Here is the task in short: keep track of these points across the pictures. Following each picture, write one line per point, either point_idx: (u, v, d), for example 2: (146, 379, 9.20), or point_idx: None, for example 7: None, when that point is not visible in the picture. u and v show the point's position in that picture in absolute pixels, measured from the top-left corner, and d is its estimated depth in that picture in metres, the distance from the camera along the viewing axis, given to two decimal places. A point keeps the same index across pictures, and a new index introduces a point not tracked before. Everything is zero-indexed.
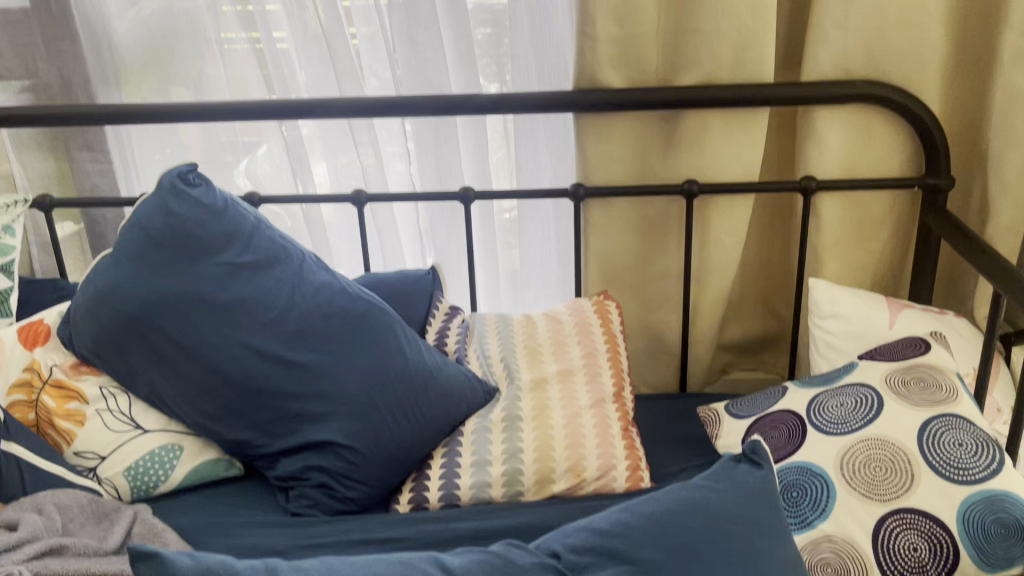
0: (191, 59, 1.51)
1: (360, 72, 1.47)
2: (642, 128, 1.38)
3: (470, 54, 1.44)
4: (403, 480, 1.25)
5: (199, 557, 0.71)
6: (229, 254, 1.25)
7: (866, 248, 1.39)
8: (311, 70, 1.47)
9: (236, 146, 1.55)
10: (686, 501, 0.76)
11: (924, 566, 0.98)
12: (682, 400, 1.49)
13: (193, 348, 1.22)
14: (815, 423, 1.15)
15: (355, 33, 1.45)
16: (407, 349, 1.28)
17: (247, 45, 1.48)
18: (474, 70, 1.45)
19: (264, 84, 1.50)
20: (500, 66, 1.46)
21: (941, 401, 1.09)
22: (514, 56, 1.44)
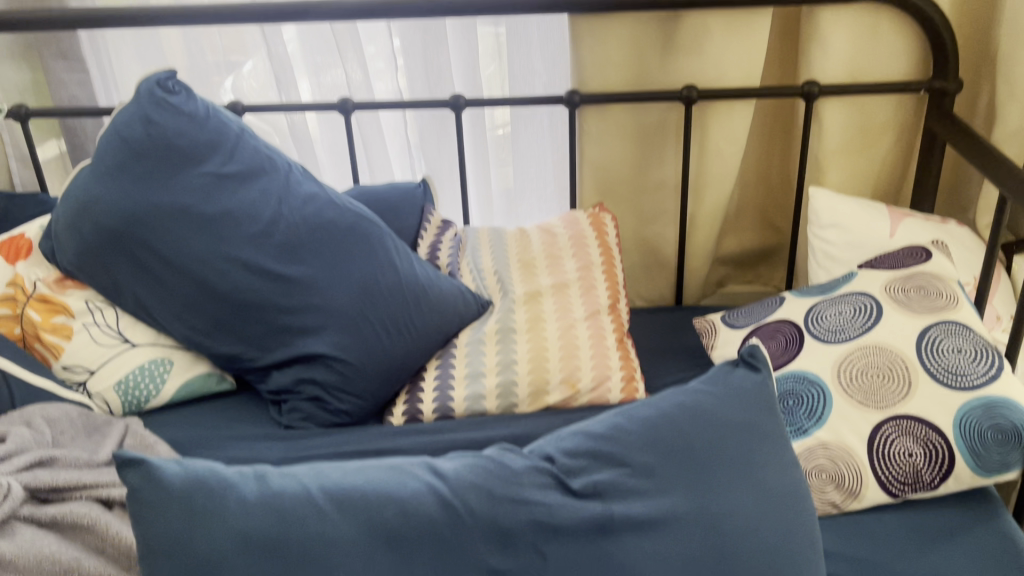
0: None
1: None
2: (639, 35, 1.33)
3: None
4: (397, 393, 1.24)
5: (187, 464, 0.69)
6: (212, 164, 1.21)
7: (869, 156, 1.36)
8: None
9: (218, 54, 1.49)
10: (682, 405, 0.74)
11: (919, 472, 0.99)
12: (677, 313, 1.47)
13: (176, 262, 1.19)
14: (812, 331, 1.14)
15: None
16: (397, 262, 1.25)
17: None
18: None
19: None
20: None
21: (940, 308, 1.08)
22: None
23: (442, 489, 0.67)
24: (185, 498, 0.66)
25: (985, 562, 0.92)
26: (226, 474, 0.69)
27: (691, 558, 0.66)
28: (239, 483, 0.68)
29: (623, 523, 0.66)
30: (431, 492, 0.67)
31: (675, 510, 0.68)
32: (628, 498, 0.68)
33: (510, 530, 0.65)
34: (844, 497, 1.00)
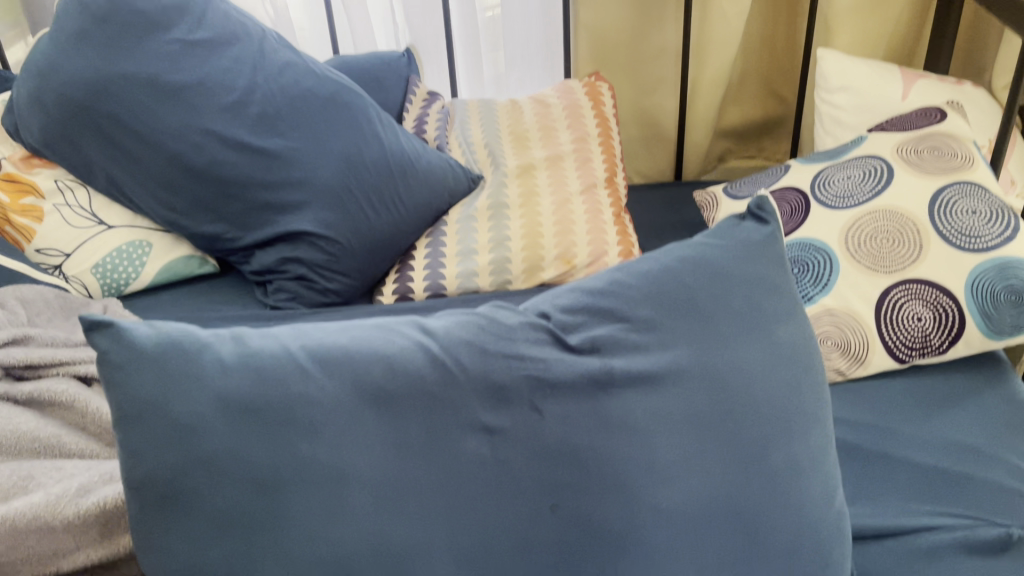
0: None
1: None
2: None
3: None
4: (386, 272, 1.20)
5: (158, 326, 0.64)
6: (178, 28, 1.13)
7: (881, 15, 1.27)
8: None
9: None
10: (686, 258, 0.69)
11: (927, 337, 0.96)
12: (677, 189, 1.42)
13: (148, 136, 1.12)
14: (817, 197, 1.08)
15: None
16: (382, 134, 1.19)
17: None
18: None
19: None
20: None
21: (955, 168, 1.02)
22: None
23: (432, 347, 0.63)
24: (158, 360, 0.62)
25: (993, 423, 0.90)
26: (201, 336, 0.64)
27: (695, 412, 0.63)
28: (215, 344, 0.64)
29: (624, 378, 0.63)
30: (421, 349, 0.63)
31: (679, 364, 0.64)
32: (629, 352, 0.64)
33: (504, 384, 0.62)
34: (849, 364, 0.97)
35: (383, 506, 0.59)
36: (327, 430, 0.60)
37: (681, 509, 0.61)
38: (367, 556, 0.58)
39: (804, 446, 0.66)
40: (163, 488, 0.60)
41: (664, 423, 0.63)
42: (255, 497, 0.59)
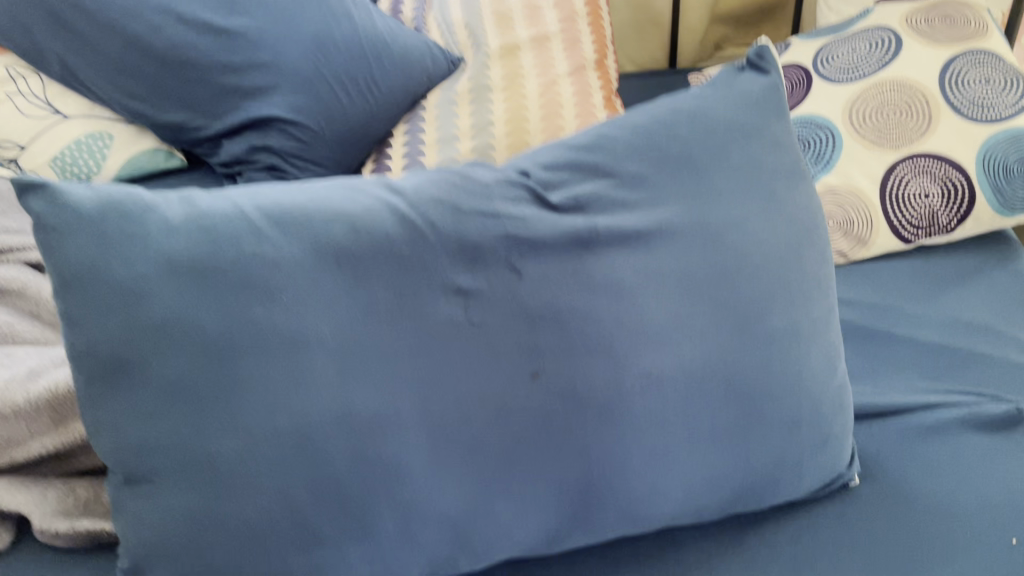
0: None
1: None
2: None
3: None
4: (364, 162, 1.13)
5: (98, 187, 0.58)
6: None
7: None
8: None
9: None
10: (679, 109, 0.63)
11: (935, 215, 0.90)
12: (671, 77, 1.35)
13: (100, 15, 1.04)
14: (820, 73, 1.01)
15: None
16: (355, 13, 1.11)
17: None
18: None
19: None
20: None
21: (969, 36, 0.96)
22: None
23: (399, 205, 0.57)
24: (96, 221, 0.55)
25: (1002, 301, 0.86)
26: (146, 197, 0.58)
27: (688, 272, 0.59)
28: (162, 206, 0.58)
29: (609, 237, 0.58)
30: (387, 208, 0.57)
31: (670, 222, 0.59)
32: (614, 210, 0.59)
33: (480, 244, 0.57)
34: (852, 245, 0.92)
35: (350, 373, 0.55)
36: (287, 293, 0.55)
37: (670, 375, 0.58)
38: (333, 428, 0.55)
39: (805, 309, 0.62)
40: (109, 359, 0.55)
41: (654, 284, 0.58)
42: (208, 366, 0.55)
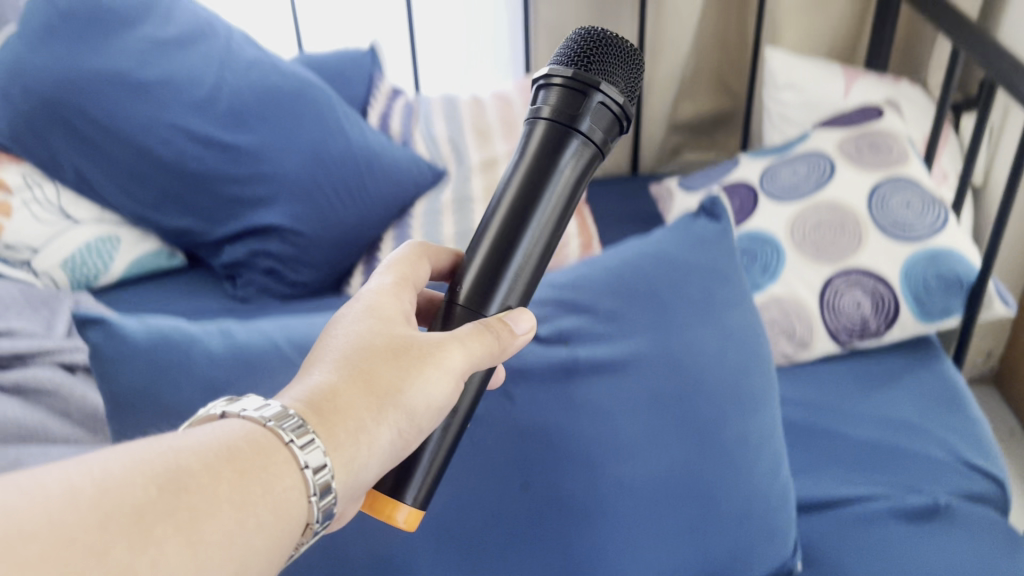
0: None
1: None
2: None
3: None
4: (354, 264, 1.23)
5: (147, 321, 0.68)
6: (147, 25, 1.15)
7: (825, 14, 1.31)
8: None
9: None
10: (644, 250, 0.77)
11: (867, 321, 1.02)
12: (633, 183, 1.47)
13: (116, 128, 1.11)
14: (766, 189, 1.15)
15: None
16: (347, 127, 1.23)
17: None
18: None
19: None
20: None
21: (891, 164, 1.10)
22: None
23: None
24: (153, 360, 0.65)
25: (925, 400, 0.98)
26: (188, 329, 0.68)
27: (654, 390, 0.69)
28: (203, 337, 0.67)
29: (588, 366, 0.69)
30: None
31: (641, 350, 0.70)
32: (594, 340, 0.71)
33: None
34: (795, 348, 1.04)
35: None
36: None
37: (640, 482, 0.67)
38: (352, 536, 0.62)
39: (750, 421, 0.73)
40: None
41: (626, 401, 0.69)
42: None
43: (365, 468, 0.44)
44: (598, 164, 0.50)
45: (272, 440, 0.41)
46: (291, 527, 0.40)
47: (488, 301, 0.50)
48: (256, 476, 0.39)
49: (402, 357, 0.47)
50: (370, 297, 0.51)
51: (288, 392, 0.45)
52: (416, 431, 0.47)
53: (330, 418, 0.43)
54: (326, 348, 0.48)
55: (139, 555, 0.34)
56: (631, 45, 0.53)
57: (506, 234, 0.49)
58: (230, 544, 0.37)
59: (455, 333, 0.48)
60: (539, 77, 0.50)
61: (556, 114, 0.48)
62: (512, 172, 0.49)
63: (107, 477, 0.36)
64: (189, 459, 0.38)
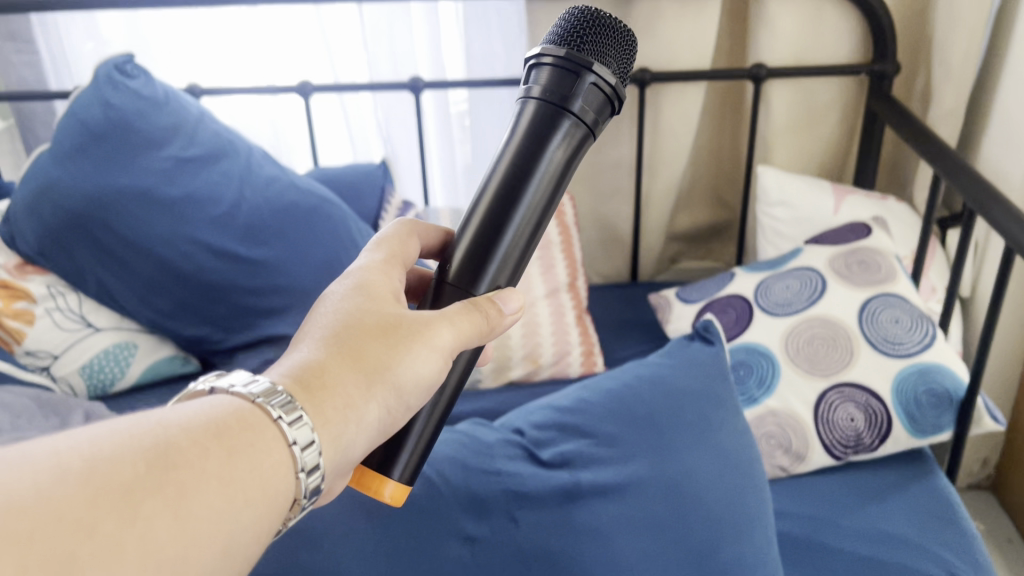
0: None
1: None
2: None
3: None
4: None
5: None
6: (174, 146, 1.21)
7: (813, 134, 1.39)
8: None
9: None
10: (643, 377, 0.83)
11: (860, 436, 1.04)
12: (633, 290, 1.53)
13: (141, 245, 1.15)
14: (760, 304, 1.21)
15: None
16: (358, 241, 1.30)
17: None
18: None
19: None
20: None
21: (880, 281, 1.15)
22: None
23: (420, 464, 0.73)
24: None
25: (919, 513, 1.00)
26: None
27: (654, 516, 0.71)
28: None
29: (590, 490, 0.72)
30: None
31: (640, 473, 0.73)
32: (594, 463, 0.74)
33: (485, 498, 0.71)
34: (791, 461, 1.06)
35: None
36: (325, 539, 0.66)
37: None
38: None
39: (750, 551, 0.73)
40: None
41: (627, 528, 0.70)
42: None
43: (353, 442, 0.47)
44: (588, 145, 0.54)
45: (260, 416, 0.43)
46: (277, 501, 0.43)
47: (477, 280, 0.54)
48: (244, 452, 0.41)
49: (391, 339, 0.50)
50: (359, 280, 0.55)
51: (278, 366, 0.48)
52: (402, 408, 0.50)
53: (321, 390, 0.46)
54: (317, 323, 0.51)
55: (128, 527, 0.36)
56: (623, 27, 0.57)
57: (495, 211, 0.52)
58: (219, 518, 0.39)
59: (442, 315, 0.51)
60: (530, 59, 0.53)
61: (546, 93, 0.52)
62: (502, 151, 0.53)
63: (98, 453, 0.37)
64: (178, 435, 0.40)
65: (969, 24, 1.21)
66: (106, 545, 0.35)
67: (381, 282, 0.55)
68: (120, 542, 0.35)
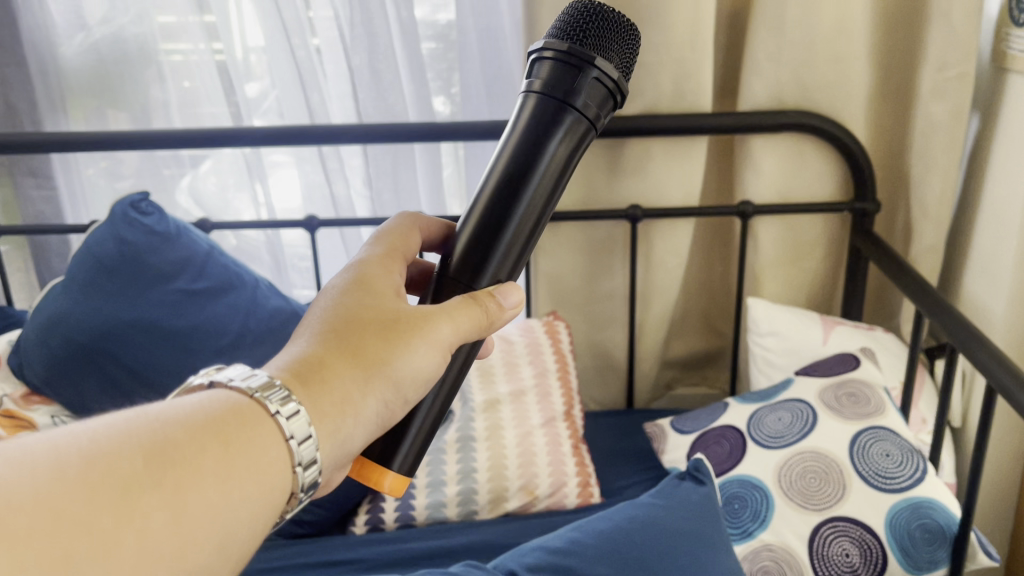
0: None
1: (324, 99, 1.40)
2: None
3: (420, 72, 1.38)
4: (360, 502, 1.25)
5: None
6: (183, 281, 1.25)
7: (801, 268, 1.44)
8: (279, 95, 1.41)
9: (178, 161, 1.47)
10: (635, 518, 0.84)
11: (856, 570, 1.04)
12: (628, 417, 1.55)
13: (148, 376, 1.18)
14: (754, 437, 1.22)
15: (317, 43, 1.36)
16: None
17: (202, 56, 1.38)
18: (423, 57, 1.38)
19: (190, 60, 1.39)
20: (446, 80, 1.41)
21: (869, 414, 1.17)
22: (463, 77, 1.40)
23: None
24: None
25: None
26: None
27: None
28: None
29: None
30: None
31: None
32: None
33: None
34: None
35: None
36: None
37: None
38: None
39: None
40: None
41: None
42: None
43: (354, 430, 0.54)
44: (590, 137, 0.61)
45: (260, 410, 0.49)
46: (272, 494, 0.48)
47: (477, 274, 0.61)
48: (241, 447, 0.47)
49: (388, 338, 0.57)
50: (359, 278, 0.61)
51: (280, 361, 0.54)
52: (400, 401, 0.57)
53: (320, 384, 0.52)
54: (320, 316, 0.58)
55: (127, 522, 0.40)
56: (624, 21, 0.64)
57: (498, 205, 0.60)
58: (214, 511, 0.44)
59: (436, 315, 0.58)
60: (534, 51, 0.61)
61: (545, 87, 0.59)
62: (505, 145, 0.60)
63: (101, 450, 0.42)
64: (177, 432, 0.45)
65: (942, 167, 1.28)
66: (105, 539, 0.39)
67: (380, 280, 0.62)
68: (119, 537, 0.40)
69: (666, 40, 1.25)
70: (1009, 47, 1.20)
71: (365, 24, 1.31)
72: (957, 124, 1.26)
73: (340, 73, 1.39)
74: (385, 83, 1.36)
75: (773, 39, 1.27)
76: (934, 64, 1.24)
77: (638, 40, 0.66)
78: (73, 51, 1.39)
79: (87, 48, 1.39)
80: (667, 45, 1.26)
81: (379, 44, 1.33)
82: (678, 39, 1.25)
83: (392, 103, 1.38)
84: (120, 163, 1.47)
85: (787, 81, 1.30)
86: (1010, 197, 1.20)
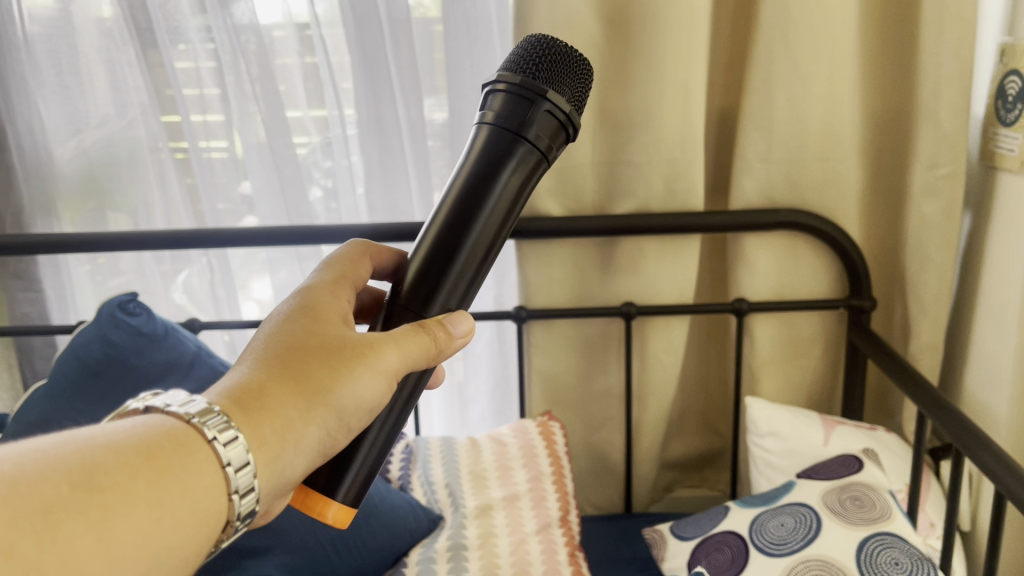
0: (98, 101, 1.37)
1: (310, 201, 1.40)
2: (576, 206, 1.33)
3: (425, 166, 1.39)
4: None
5: None
6: (168, 386, 1.21)
7: (799, 366, 1.42)
8: (267, 205, 1.41)
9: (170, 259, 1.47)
10: None
11: None
12: (626, 522, 1.49)
13: None
14: (757, 543, 1.17)
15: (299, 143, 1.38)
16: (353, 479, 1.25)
17: None
18: (426, 153, 1.38)
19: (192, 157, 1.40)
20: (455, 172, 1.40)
21: (874, 520, 1.13)
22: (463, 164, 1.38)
23: None
24: None
25: None
26: None
27: None
28: None
29: None
30: None
31: None
32: None
33: None
34: None
35: None
36: None
37: None
38: None
39: None
40: None
41: None
42: None
43: (293, 460, 0.55)
44: (543, 168, 0.62)
45: (197, 436, 0.50)
46: (207, 523, 0.49)
47: (425, 303, 0.62)
48: (175, 472, 0.48)
49: (334, 365, 0.58)
50: (309, 303, 0.63)
51: (221, 387, 0.55)
52: (343, 429, 0.59)
53: (260, 411, 0.54)
54: (267, 342, 0.59)
55: (48, 546, 0.41)
56: (576, 55, 0.65)
57: (448, 235, 0.60)
58: (141, 539, 0.45)
59: (384, 341, 0.59)
60: (487, 85, 0.62)
61: (495, 117, 0.60)
62: (458, 174, 0.61)
63: (28, 475, 0.43)
64: (108, 458, 0.46)
65: (937, 265, 1.28)
66: (24, 562, 0.40)
67: (328, 305, 0.63)
68: (39, 562, 0.40)
69: (656, 140, 1.27)
70: (999, 147, 1.21)
71: (376, 121, 1.34)
72: (950, 222, 1.26)
73: (324, 172, 1.39)
74: (395, 184, 1.39)
75: (762, 139, 1.28)
76: (924, 163, 1.25)
77: (592, 74, 0.67)
78: (66, 155, 1.40)
79: (80, 152, 1.40)
80: (656, 145, 1.27)
81: (390, 139, 1.36)
82: (668, 139, 1.27)
83: (398, 204, 1.40)
84: (116, 262, 1.47)
85: (777, 178, 1.30)
86: (1007, 294, 1.19)
